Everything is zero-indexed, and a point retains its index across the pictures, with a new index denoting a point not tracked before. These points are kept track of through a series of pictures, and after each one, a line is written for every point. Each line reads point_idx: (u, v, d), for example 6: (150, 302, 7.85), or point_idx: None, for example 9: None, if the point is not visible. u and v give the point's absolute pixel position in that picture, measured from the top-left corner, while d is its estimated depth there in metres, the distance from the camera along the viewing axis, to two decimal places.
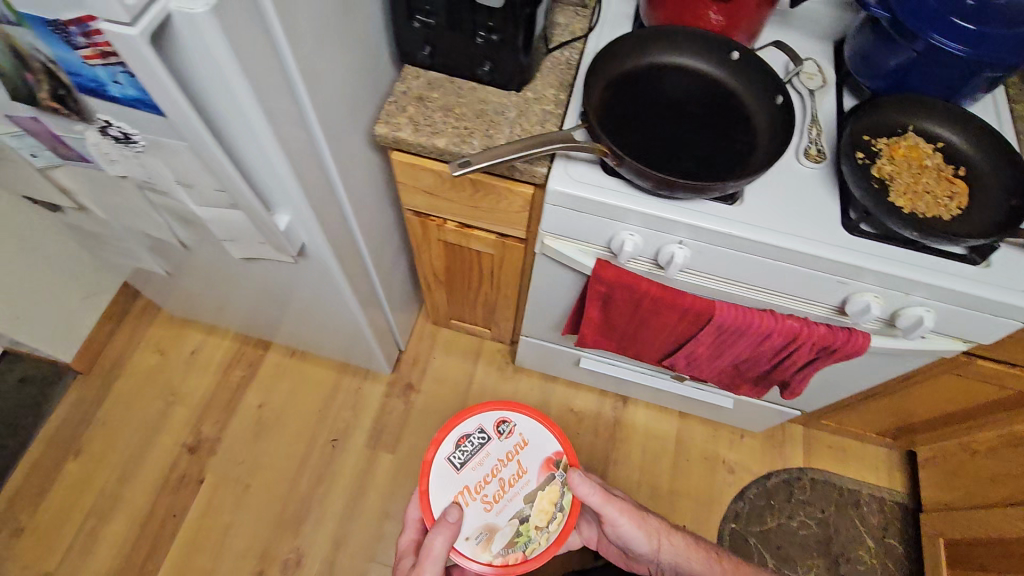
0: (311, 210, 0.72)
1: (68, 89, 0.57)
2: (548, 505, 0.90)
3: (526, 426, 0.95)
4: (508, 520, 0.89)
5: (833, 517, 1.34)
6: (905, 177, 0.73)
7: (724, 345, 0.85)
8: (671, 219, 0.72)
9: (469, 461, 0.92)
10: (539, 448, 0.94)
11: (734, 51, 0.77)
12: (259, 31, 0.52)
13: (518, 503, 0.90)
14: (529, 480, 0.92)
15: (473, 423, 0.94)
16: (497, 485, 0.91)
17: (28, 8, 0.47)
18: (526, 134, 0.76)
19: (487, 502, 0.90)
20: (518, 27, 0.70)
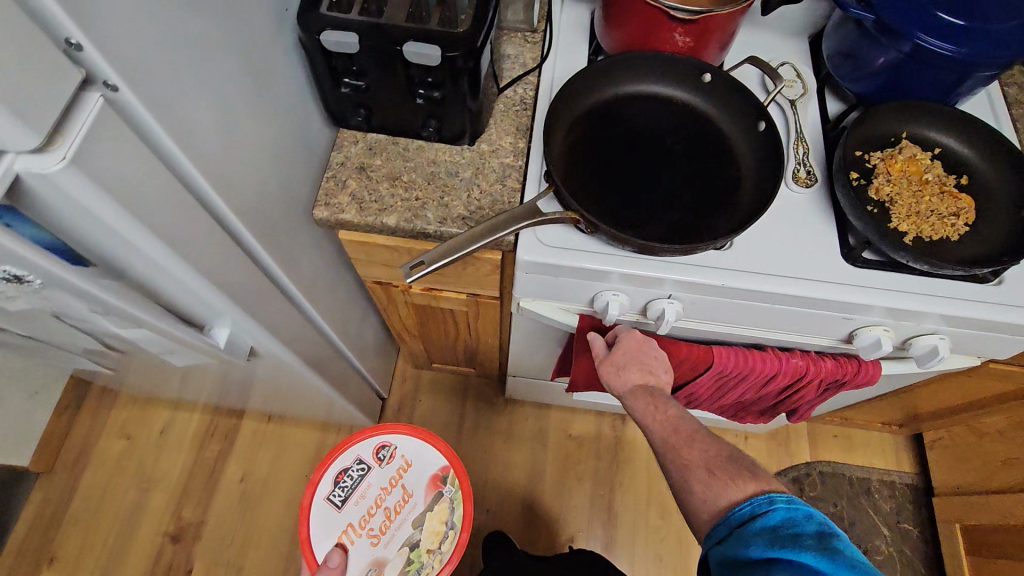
0: (245, 314, 0.64)
1: None
2: (438, 526, 0.93)
3: (404, 448, 0.96)
4: (397, 551, 0.91)
5: (846, 510, 1.32)
6: (905, 195, 0.67)
7: (727, 387, 0.79)
8: (657, 277, 0.64)
9: (351, 496, 0.93)
10: (423, 468, 0.95)
11: (706, 73, 0.68)
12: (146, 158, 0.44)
13: (407, 529, 0.92)
14: (416, 502, 0.93)
15: (350, 456, 0.94)
16: (383, 515, 0.92)
17: None
18: (486, 196, 0.67)
19: (375, 536, 0.91)
20: (462, 81, 0.61)
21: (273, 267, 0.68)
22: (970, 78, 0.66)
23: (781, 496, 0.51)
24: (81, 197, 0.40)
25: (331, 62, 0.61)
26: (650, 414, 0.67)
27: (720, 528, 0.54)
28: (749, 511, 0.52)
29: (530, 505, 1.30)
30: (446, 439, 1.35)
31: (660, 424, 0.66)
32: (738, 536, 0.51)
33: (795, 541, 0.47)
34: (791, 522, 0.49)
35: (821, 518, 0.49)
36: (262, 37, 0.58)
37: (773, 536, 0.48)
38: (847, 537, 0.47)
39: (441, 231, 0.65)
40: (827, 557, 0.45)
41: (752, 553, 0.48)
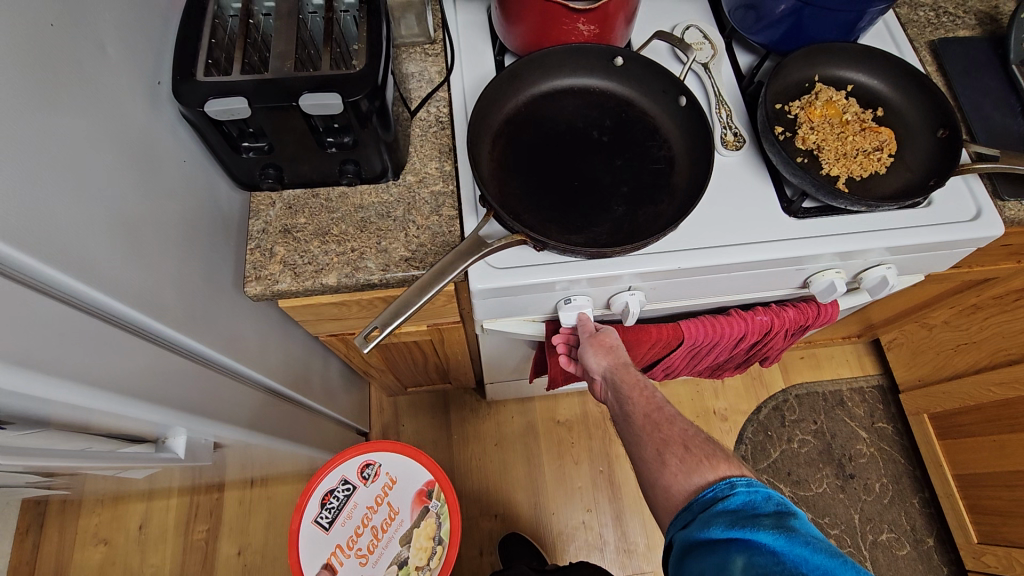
0: (192, 414, 0.60)
1: None
2: (427, 541, 0.87)
3: (392, 465, 0.89)
4: (386, 570, 0.85)
5: (826, 424, 1.39)
6: (831, 139, 0.68)
7: (700, 356, 0.80)
8: (614, 275, 0.63)
9: (338, 517, 0.86)
10: (409, 484, 0.89)
11: (618, 57, 0.67)
12: (30, 299, 0.39)
13: (395, 546, 0.86)
14: (402, 519, 0.87)
15: (335, 476, 0.88)
16: (370, 534, 0.86)
17: None
18: (424, 230, 0.64)
19: (363, 555, 0.85)
20: (373, 123, 0.57)
21: (215, 360, 0.63)
22: (864, 16, 0.67)
23: (741, 480, 0.49)
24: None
25: (223, 129, 0.55)
26: (633, 392, 0.62)
27: (678, 516, 0.51)
28: (709, 494, 0.49)
29: (535, 500, 1.30)
30: (438, 458, 1.33)
31: (642, 402, 0.61)
32: (698, 520, 0.48)
33: (754, 521, 0.45)
34: (753, 504, 0.47)
35: (779, 499, 0.47)
36: (136, 119, 0.52)
37: (734, 517, 0.46)
38: (803, 516, 0.46)
39: (387, 278, 0.62)
40: (784, 535, 0.43)
41: (710, 536, 0.46)
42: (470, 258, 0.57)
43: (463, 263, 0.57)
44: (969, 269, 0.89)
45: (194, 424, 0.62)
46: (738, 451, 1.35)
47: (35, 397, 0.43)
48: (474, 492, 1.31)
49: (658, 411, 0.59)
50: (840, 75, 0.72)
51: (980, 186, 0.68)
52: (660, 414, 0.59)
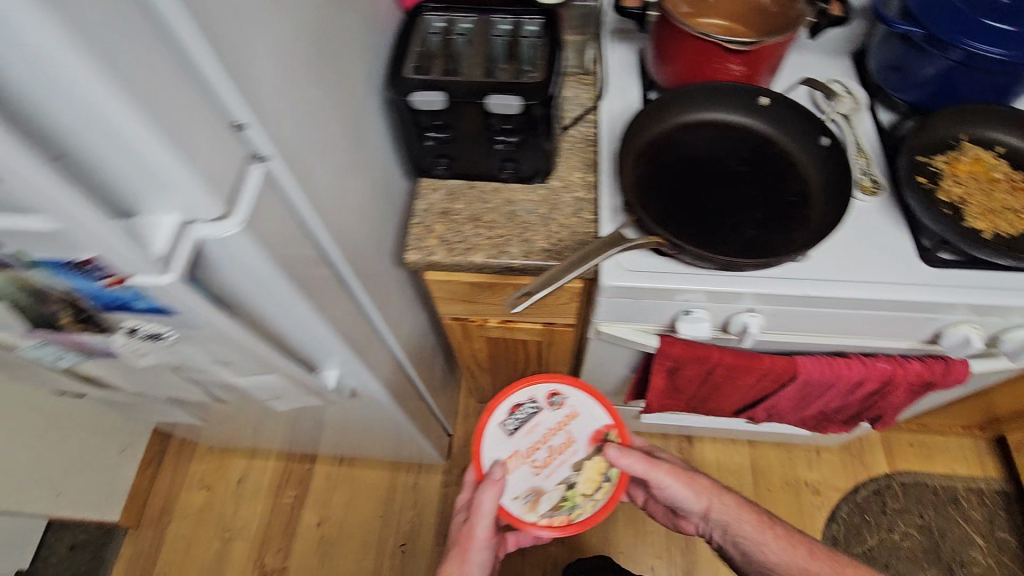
0: (355, 355, 0.68)
1: (92, 311, 0.53)
2: (597, 475, 0.77)
3: (581, 397, 0.81)
4: (556, 486, 0.77)
5: (934, 521, 1.27)
6: (977, 195, 0.68)
7: (810, 397, 0.80)
8: (738, 293, 0.66)
9: (522, 427, 0.80)
10: (592, 420, 0.80)
11: (762, 97, 0.72)
12: (287, 212, 0.48)
13: (566, 471, 0.78)
14: (578, 449, 0.79)
15: (524, 391, 0.82)
16: (547, 451, 0.79)
17: (44, 255, 0.44)
18: (564, 229, 0.71)
19: (537, 468, 0.78)
20: (540, 127, 0.66)
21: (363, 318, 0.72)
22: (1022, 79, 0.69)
23: None
24: (250, 257, 0.43)
25: (417, 118, 0.66)
26: (765, 531, 0.78)
27: None
28: None
29: (604, 534, 1.28)
30: None
31: (783, 538, 0.77)
32: None
33: None
34: None
35: None
36: (357, 99, 0.63)
37: None
38: None
39: (526, 265, 0.69)
40: None
41: None
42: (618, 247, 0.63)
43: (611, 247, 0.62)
44: None
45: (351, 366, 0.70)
46: (828, 530, 1.27)
47: (273, 304, 0.52)
48: None
49: (809, 548, 0.76)
50: (991, 134, 0.72)
51: None
52: (820, 554, 0.76)
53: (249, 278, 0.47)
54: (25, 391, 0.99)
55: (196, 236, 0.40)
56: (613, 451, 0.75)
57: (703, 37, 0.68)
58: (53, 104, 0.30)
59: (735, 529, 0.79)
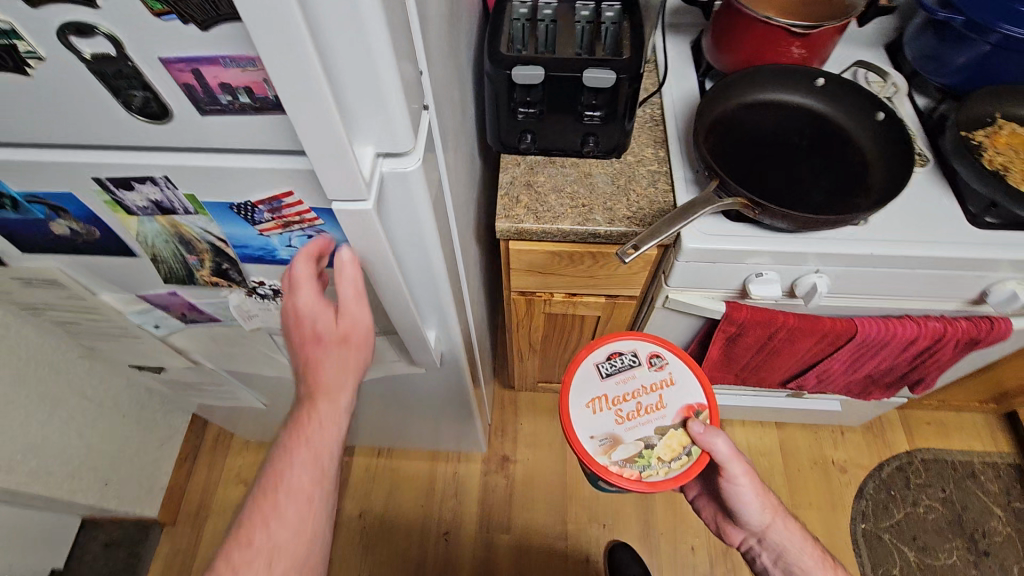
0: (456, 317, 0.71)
1: (231, 261, 0.56)
2: (678, 445, 0.76)
3: (684, 367, 0.81)
4: (635, 439, 0.77)
5: (956, 495, 1.33)
6: (1017, 164, 0.75)
7: (863, 358, 0.85)
8: (810, 254, 0.72)
9: (616, 375, 0.81)
10: (686, 392, 0.80)
11: (819, 78, 0.78)
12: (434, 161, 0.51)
13: (648, 430, 0.77)
14: (666, 414, 0.78)
15: (629, 343, 0.83)
16: (634, 406, 0.79)
17: (215, 197, 0.47)
18: (644, 199, 0.75)
19: (620, 417, 0.78)
20: (627, 101, 0.71)
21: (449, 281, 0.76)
22: None
23: None
24: (417, 198, 0.47)
25: (511, 94, 0.71)
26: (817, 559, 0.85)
27: None
28: None
29: (643, 516, 1.31)
30: (552, 459, 1.38)
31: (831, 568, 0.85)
32: None
33: None
34: None
35: None
36: (461, 73, 0.67)
37: None
38: None
39: (611, 231, 0.73)
40: None
41: None
42: (709, 205, 0.67)
43: (703, 205, 0.66)
44: None
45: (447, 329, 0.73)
46: (858, 506, 1.32)
47: (411, 250, 0.56)
48: (584, 498, 1.34)
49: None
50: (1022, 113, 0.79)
51: None
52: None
53: (402, 222, 0.51)
54: (83, 376, 0.99)
55: (381, 167, 0.44)
56: (698, 427, 0.76)
57: (771, 22, 0.74)
58: (336, 39, 0.34)
59: (790, 554, 0.85)
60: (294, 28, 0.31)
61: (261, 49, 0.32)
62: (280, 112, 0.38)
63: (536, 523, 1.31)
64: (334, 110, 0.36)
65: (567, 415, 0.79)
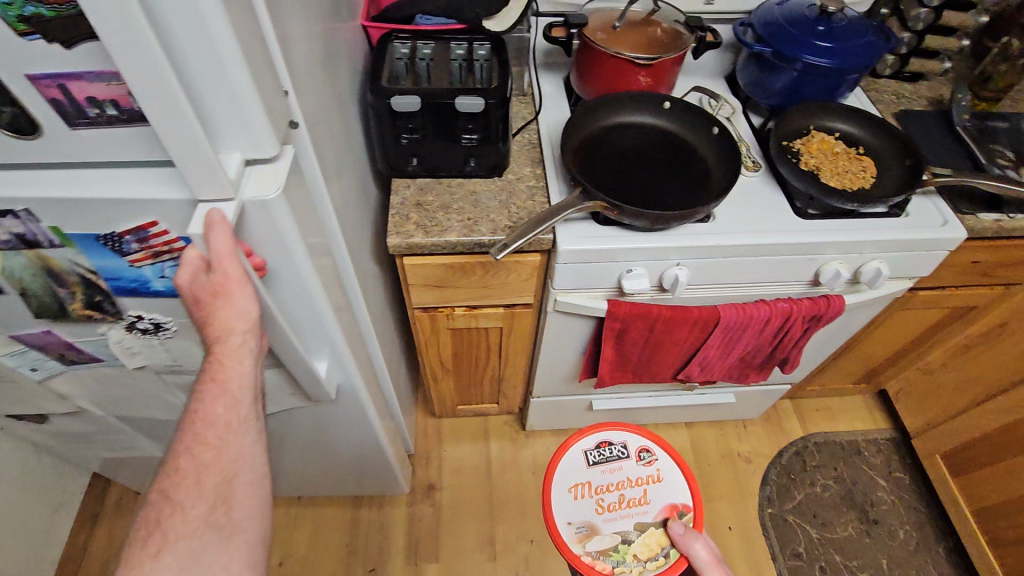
0: (346, 347, 0.73)
1: (105, 294, 0.57)
2: (654, 545, 0.87)
3: (671, 467, 0.94)
4: (612, 531, 0.88)
5: (845, 472, 1.46)
6: (827, 164, 0.90)
7: (733, 342, 0.96)
8: (668, 249, 0.82)
9: (603, 464, 0.94)
10: (668, 490, 0.92)
11: (665, 102, 0.91)
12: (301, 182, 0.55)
13: (626, 524, 0.89)
14: (646, 510, 0.90)
15: (620, 436, 0.96)
16: (617, 497, 0.91)
17: (80, 228, 0.49)
18: (523, 210, 0.84)
19: (601, 506, 0.90)
20: (497, 124, 0.80)
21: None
22: (844, 83, 0.94)
23: None
24: (279, 211, 0.50)
25: (394, 120, 0.78)
26: None
27: None
28: None
29: None
30: (478, 482, 1.40)
31: None
32: None
33: None
34: None
35: None
36: (344, 102, 0.74)
37: None
38: None
39: (494, 239, 0.80)
40: None
41: None
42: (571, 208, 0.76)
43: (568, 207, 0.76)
44: (951, 293, 1.08)
45: (341, 362, 0.75)
46: (763, 492, 1.41)
47: (286, 274, 0.58)
48: (512, 517, 1.35)
49: None
50: (829, 124, 0.96)
51: (943, 204, 0.89)
52: None
53: (264, 262, 0.55)
54: None
55: (244, 202, 0.49)
56: (676, 529, 0.86)
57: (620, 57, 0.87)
58: (193, 55, 0.39)
59: None
60: (151, 49, 0.36)
61: (122, 68, 0.37)
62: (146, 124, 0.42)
63: (466, 548, 1.31)
64: (188, 111, 0.40)
65: (553, 497, 0.91)
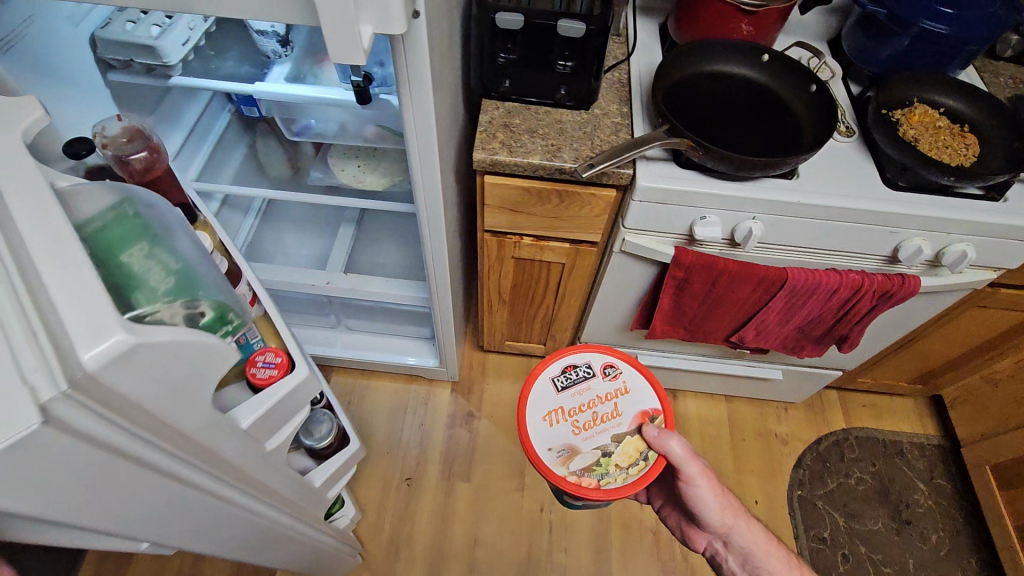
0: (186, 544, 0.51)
1: None
2: (634, 451, 0.86)
3: (635, 378, 0.92)
4: (592, 448, 0.86)
5: (884, 469, 1.44)
6: (926, 137, 0.87)
7: (795, 307, 0.95)
8: (746, 199, 0.82)
9: (572, 387, 0.91)
10: (639, 400, 0.91)
11: (764, 54, 0.89)
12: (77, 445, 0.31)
13: (606, 439, 0.87)
14: (621, 421, 0.89)
15: (581, 356, 0.94)
16: (591, 416, 0.89)
17: None
18: (606, 144, 0.85)
19: (577, 427, 0.88)
20: (594, 53, 0.80)
21: (419, 202, 0.85)
22: (960, 55, 0.90)
23: None
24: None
25: (495, 38, 0.80)
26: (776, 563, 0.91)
27: None
28: None
29: None
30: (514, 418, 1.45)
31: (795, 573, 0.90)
32: None
33: None
34: None
35: None
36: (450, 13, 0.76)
37: None
38: None
39: (575, 167, 0.82)
40: None
41: None
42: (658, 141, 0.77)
43: (657, 139, 0.77)
44: None
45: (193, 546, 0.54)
46: (795, 475, 1.41)
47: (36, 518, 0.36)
48: None
49: None
50: (935, 98, 0.92)
51: None
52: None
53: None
54: None
55: None
56: (653, 432, 0.86)
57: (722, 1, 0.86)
58: None
59: (755, 556, 0.92)
60: None
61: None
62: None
63: (496, 475, 1.37)
64: None
65: (528, 427, 0.88)
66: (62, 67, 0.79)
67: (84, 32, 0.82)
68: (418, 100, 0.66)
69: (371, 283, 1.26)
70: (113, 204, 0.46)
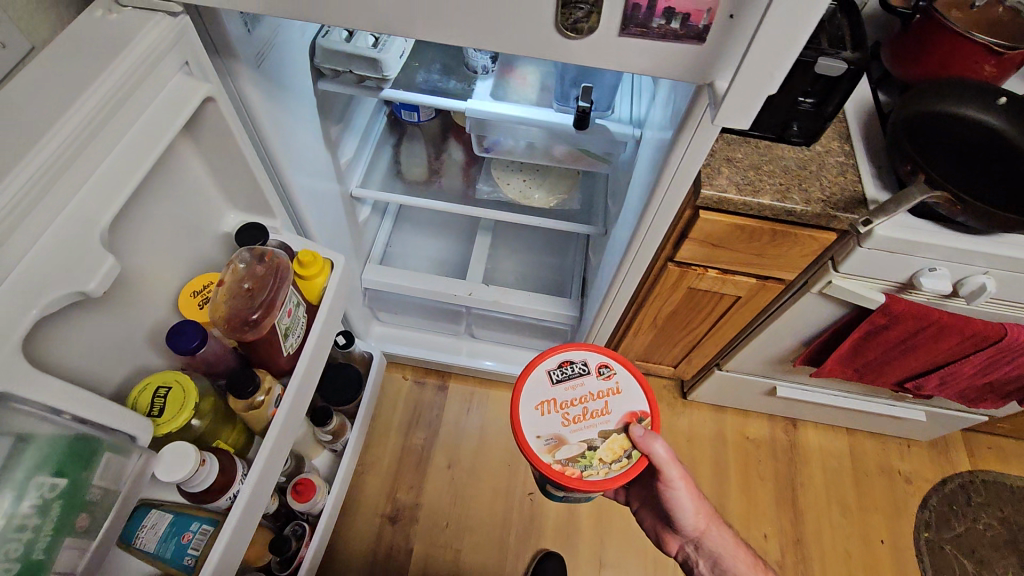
0: None
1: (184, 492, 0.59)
2: (619, 450, 0.81)
3: (628, 378, 0.87)
4: (578, 441, 0.81)
5: (1013, 516, 1.39)
6: None
7: (998, 362, 0.91)
8: (988, 255, 0.78)
9: (565, 381, 0.86)
10: (631, 400, 0.85)
11: (1002, 97, 0.82)
12: None
13: (591, 433, 0.82)
14: (610, 419, 0.83)
15: (578, 352, 0.89)
16: (581, 411, 0.84)
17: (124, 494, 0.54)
18: (835, 185, 0.81)
19: (566, 420, 0.83)
20: (844, 90, 0.76)
21: (637, 233, 0.82)
22: None
23: None
24: None
25: None
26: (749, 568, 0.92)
27: None
28: None
29: (720, 501, 1.37)
30: None
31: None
32: None
33: None
34: None
35: None
36: None
37: None
38: None
39: (807, 209, 0.79)
40: None
41: None
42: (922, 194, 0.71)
43: (922, 192, 0.70)
44: None
45: None
46: (921, 516, 1.37)
47: None
48: None
49: None
50: None
51: None
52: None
53: None
54: None
55: None
56: (639, 432, 0.81)
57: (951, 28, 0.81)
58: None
59: (724, 560, 0.93)
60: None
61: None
62: (703, 36, 0.43)
63: None
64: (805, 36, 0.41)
65: (517, 412, 0.84)
66: (292, 76, 0.77)
67: (306, 39, 0.80)
68: (702, 136, 0.63)
69: (513, 297, 1.23)
70: (15, 446, 0.44)
